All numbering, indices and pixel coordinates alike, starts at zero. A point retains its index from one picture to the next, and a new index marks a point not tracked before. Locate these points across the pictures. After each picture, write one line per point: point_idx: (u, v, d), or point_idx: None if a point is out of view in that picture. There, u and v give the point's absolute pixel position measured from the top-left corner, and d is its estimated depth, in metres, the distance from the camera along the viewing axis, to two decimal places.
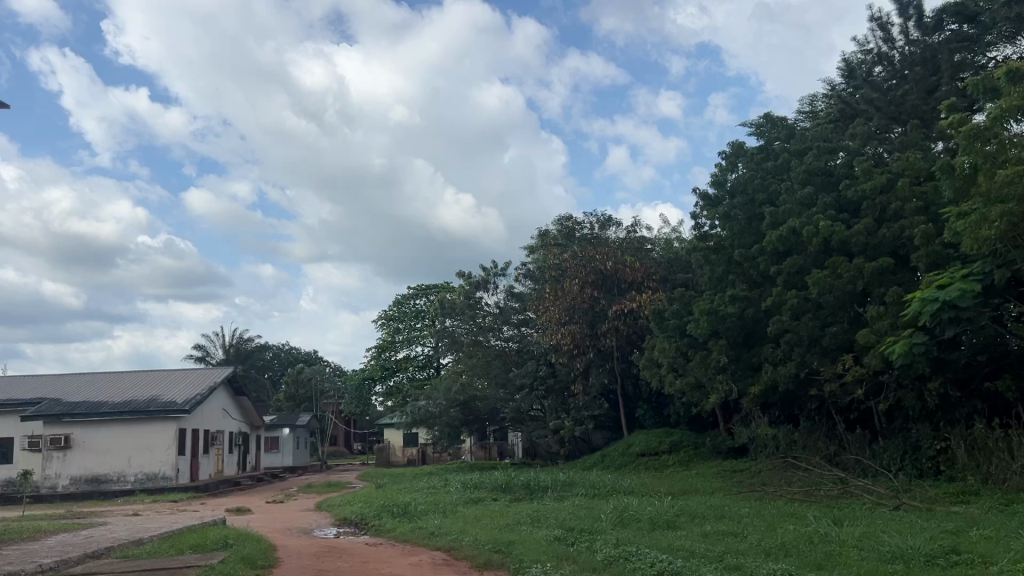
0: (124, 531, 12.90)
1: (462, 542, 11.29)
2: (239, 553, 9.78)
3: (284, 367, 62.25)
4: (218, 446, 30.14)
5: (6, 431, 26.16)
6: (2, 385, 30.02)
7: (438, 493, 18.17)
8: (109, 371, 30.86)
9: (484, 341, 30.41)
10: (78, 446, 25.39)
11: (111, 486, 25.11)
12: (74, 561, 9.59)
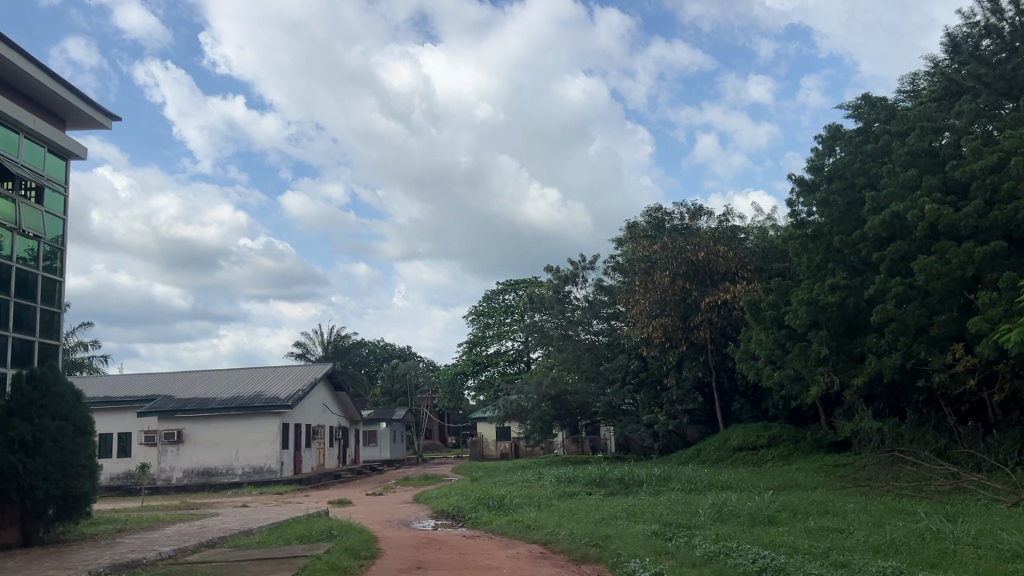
0: (234, 521, 13.47)
1: (558, 536, 11.30)
2: (343, 544, 10.08)
3: (380, 362, 63.63)
4: (319, 440, 31.12)
5: (124, 426, 27.64)
6: (120, 382, 31.74)
7: (532, 486, 18.27)
8: (216, 369, 32.24)
9: (574, 334, 30.50)
10: (190, 440, 26.61)
11: (221, 479, 26.22)
12: (191, 550, 10.08)
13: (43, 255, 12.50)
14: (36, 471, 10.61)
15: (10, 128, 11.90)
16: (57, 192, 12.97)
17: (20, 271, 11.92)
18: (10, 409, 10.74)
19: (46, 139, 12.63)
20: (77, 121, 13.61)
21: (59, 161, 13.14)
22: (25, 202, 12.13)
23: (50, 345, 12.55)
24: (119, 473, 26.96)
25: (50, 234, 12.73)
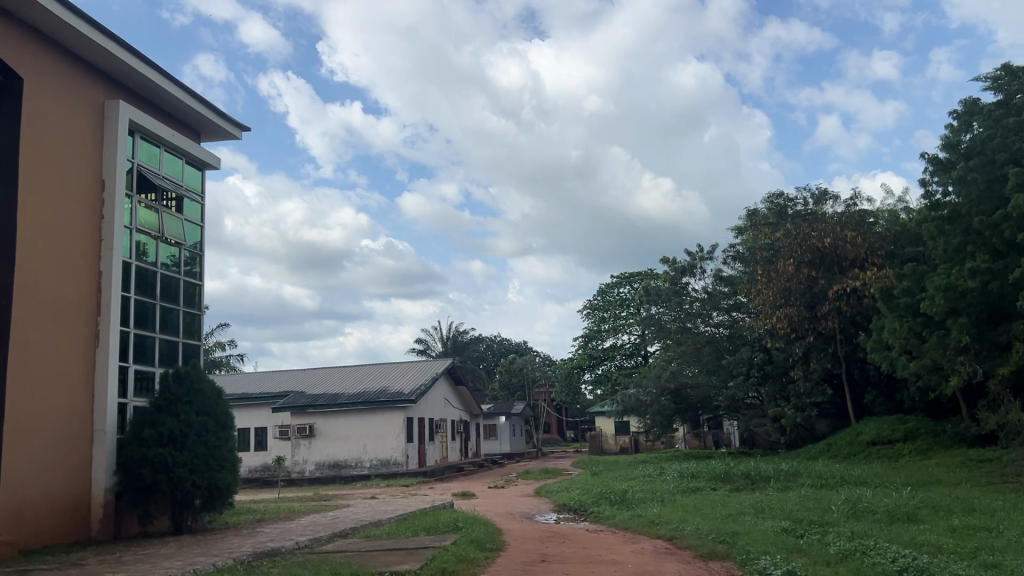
0: (365, 512, 13.95)
1: (684, 531, 11.13)
2: (469, 536, 10.25)
3: (497, 357, 64.31)
4: (442, 433, 31.82)
5: (260, 421, 29.15)
6: (257, 379, 33.47)
7: (656, 481, 18.06)
8: (343, 366, 33.52)
9: (693, 327, 29.85)
10: (320, 434, 27.78)
11: (350, 471, 27.18)
12: (326, 539, 10.53)
13: (184, 261, 13.29)
14: (184, 464, 11.25)
15: (152, 142, 12.72)
16: (195, 201, 13.76)
17: (164, 275, 12.73)
18: (159, 405, 11.51)
19: (184, 152, 13.44)
20: (212, 133, 14.43)
21: (196, 171, 13.94)
22: (167, 211, 12.94)
23: (193, 344, 13.36)
24: (257, 466, 28.42)
25: (190, 241, 13.51)
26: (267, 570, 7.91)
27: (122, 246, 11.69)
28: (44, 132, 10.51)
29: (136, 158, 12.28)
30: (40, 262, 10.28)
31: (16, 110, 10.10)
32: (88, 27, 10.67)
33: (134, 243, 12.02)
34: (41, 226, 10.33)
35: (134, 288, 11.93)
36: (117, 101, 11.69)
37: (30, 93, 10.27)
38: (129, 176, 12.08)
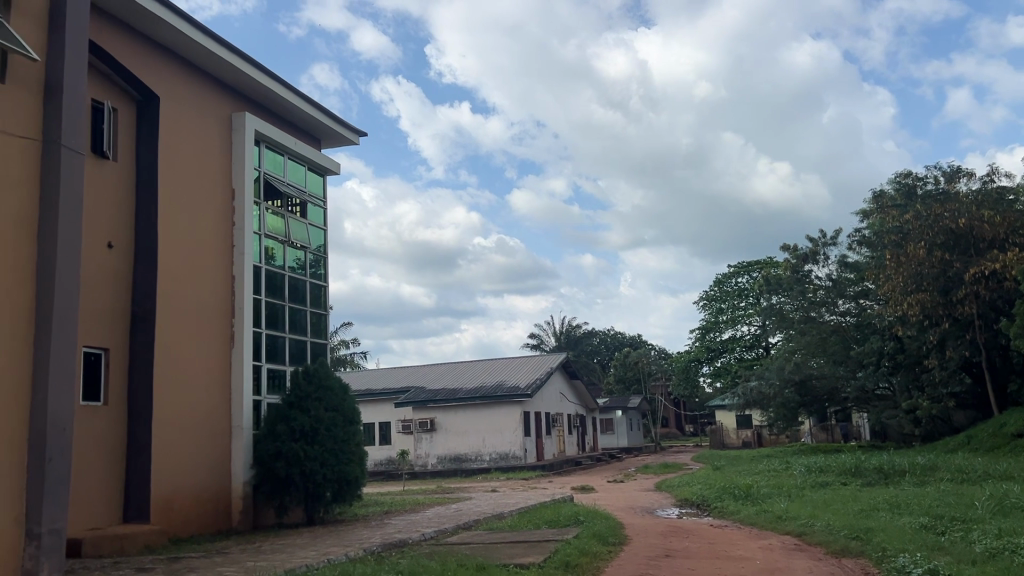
0: (487, 505, 14.16)
1: (814, 527, 10.74)
2: (591, 530, 10.23)
3: (612, 351, 63.91)
4: (559, 427, 31.95)
5: (384, 415, 30.07)
6: (380, 376, 34.54)
7: (782, 475, 17.51)
8: (460, 361, 34.14)
9: (817, 316, 28.84)
10: (441, 428, 28.40)
11: (471, 465, 27.64)
12: (451, 531, 10.77)
13: (309, 263, 13.85)
14: (316, 457, 11.72)
15: (276, 151, 13.30)
16: (318, 206, 14.31)
17: (292, 278, 13.32)
18: (291, 401, 12.04)
19: (306, 159, 14.01)
20: (331, 139, 14.96)
21: (318, 177, 14.50)
22: (292, 216, 13.52)
23: (321, 344, 13.91)
24: (382, 459, 29.38)
25: (314, 243, 14.07)
26: (396, 560, 8.15)
27: (253, 251, 12.30)
28: (179, 146, 11.16)
29: (263, 167, 12.88)
30: (180, 268, 10.93)
31: (153, 126, 10.76)
32: (215, 44, 11.26)
33: (263, 248, 12.62)
34: (179, 235, 10.98)
35: (265, 291, 12.53)
36: (244, 113, 12.31)
37: (165, 109, 10.92)
38: (256, 184, 12.69)
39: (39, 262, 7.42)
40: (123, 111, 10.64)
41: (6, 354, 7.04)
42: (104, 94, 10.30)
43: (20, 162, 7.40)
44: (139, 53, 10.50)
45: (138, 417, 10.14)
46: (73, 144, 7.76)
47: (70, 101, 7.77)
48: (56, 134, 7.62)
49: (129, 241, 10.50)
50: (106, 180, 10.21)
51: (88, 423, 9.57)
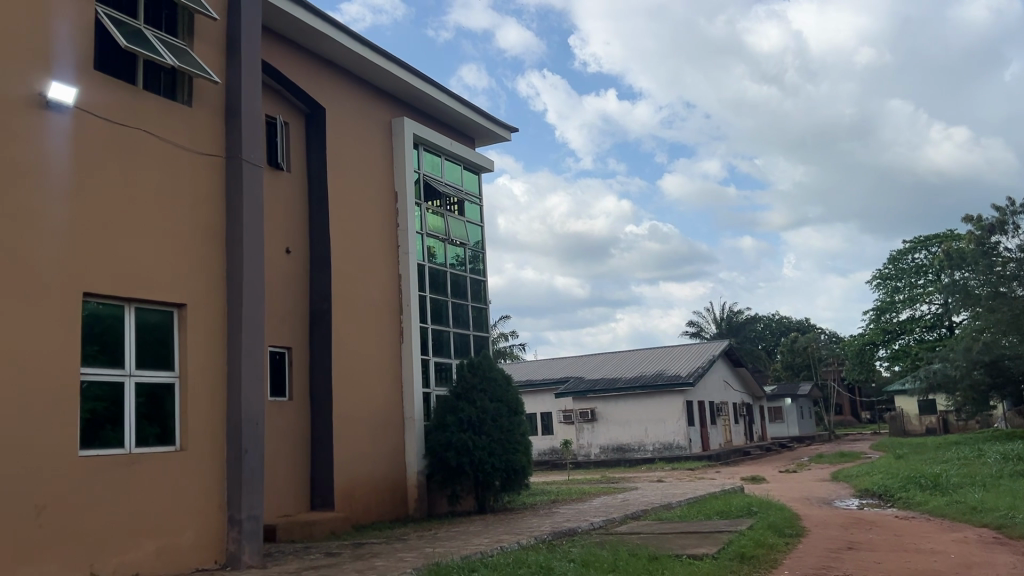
0: (655, 495, 14.02)
1: (1015, 520, 9.89)
2: (765, 521, 9.91)
3: (778, 336, 61.45)
4: (724, 416, 31.16)
5: (546, 406, 30.43)
6: (540, 367, 34.98)
7: (974, 464, 16.23)
8: (619, 351, 33.99)
9: (1008, 292, 25.85)
10: (603, 418, 28.40)
11: (635, 454, 27.46)
12: (619, 521, 10.76)
13: (468, 259, 14.21)
14: (483, 447, 12.00)
15: (434, 153, 13.73)
16: (474, 203, 14.65)
17: (453, 274, 13.72)
18: (458, 393, 12.42)
19: (462, 159, 14.38)
20: (485, 138, 15.28)
21: (473, 175, 14.84)
22: (451, 215, 13.93)
23: (483, 337, 14.27)
24: (545, 449, 29.80)
25: (472, 240, 14.42)
26: (568, 549, 8.23)
27: (416, 250, 12.78)
28: (345, 154, 11.75)
29: (422, 168, 13.32)
30: (352, 269, 11.54)
31: (320, 137, 11.39)
32: (374, 55, 11.77)
33: (425, 246, 13.07)
34: (350, 239, 11.58)
35: (429, 288, 12.98)
36: (402, 118, 12.79)
37: (331, 120, 11.52)
38: (417, 185, 13.14)
39: (228, 269, 8.05)
40: (294, 125, 11.34)
41: (205, 355, 7.69)
42: (277, 109, 11.04)
43: (208, 178, 8.04)
44: (306, 69, 11.13)
45: (319, 411, 10.79)
46: (253, 157, 8.34)
47: (247, 117, 8.35)
48: (238, 149, 8.22)
49: (304, 246, 11.20)
50: (282, 191, 10.92)
51: (277, 417, 10.28)
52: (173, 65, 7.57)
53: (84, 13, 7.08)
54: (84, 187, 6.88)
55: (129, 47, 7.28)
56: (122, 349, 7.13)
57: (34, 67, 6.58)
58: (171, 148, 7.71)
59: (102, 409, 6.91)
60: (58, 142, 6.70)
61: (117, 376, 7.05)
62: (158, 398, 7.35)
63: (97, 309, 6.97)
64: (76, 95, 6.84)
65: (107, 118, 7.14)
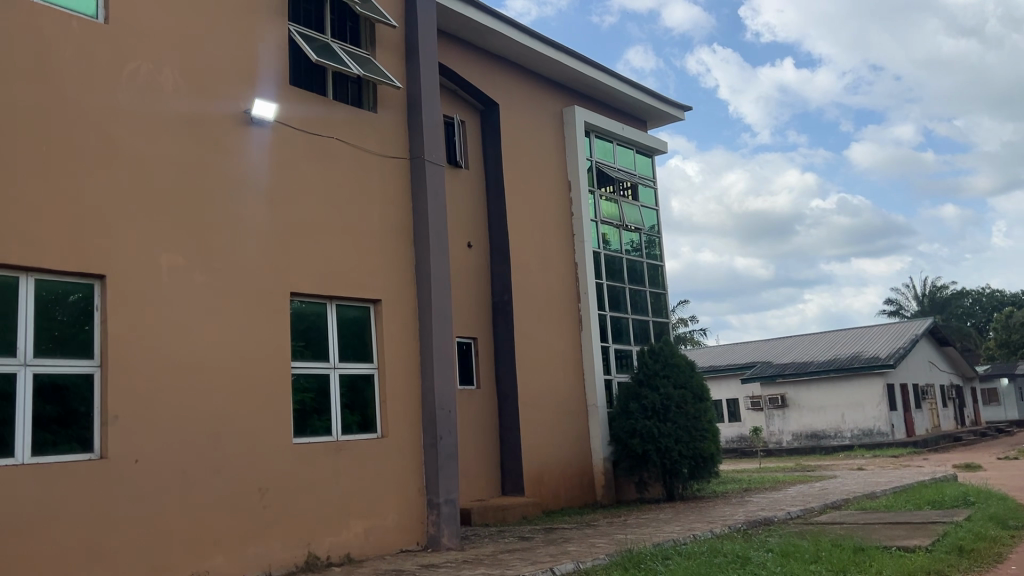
0: (856, 484, 13.27)
1: None
2: (986, 512, 9.10)
3: (991, 312, 56.20)
4: (931, 400, 28.95)
5: (732, 392, 29.62)
6: (725, 351, 34.06)
7: None
8: (809, 334, 32.43)
9: None
10: (794, 404, 27.25)
11: (831, 442, 26.09)
12: (818, 510, 10.27)
13: (645, 244, 14.06)
14: (670, 434, 11.81)
15: (606, 139, 13.68)
16: (648, 186, 14.47)
17: (630, 261, 13.63)
18: (641, 379, 12.34)
19: (635, 143, 14.23)
20: (657, 119, 15.02)
21: (647, 159, 14.65)
22: (625, 200, 13.84)
23: (662, 323, 14.09)
24: (732, 436, 29.05)
25: (648, 224, 14.26)
26: (765, 538, 7.96)
27: (592, 238, 12.81)
28: (520, 147, 11.96)
29: (594, 155, 13.31)
30: (531, 260, 11.74)
31: (495, 133, 11.65)
32: (544, 46, 11.85)
33: (600, 233, 13.07)
34: (528, 230, 11.78)
35: (606, 275, 12.97)
36: (573, 107, 12.83)
37: (505, 115, 11.76)
38: (590, 173, 13.16)
39: (416, 265, 8.43)
40: (470, 122, 11.67)
41: (399, 348, 8.10)
42: (453, 108, 11.41)
43: (392, 177, 8.44)
44: (479, 68, 11.42)
45: (506, 398, 11.09)
46: (435, 157, 8.67)
47: (427, 117, 8.69)
48: (420, 149, 8.57)
49: (484, 240, 11.52)
50: (462, 188, 11.29)
51: (467, 405, 10.66)
52: (359, 75, 7.99)
53: (280, 33, 7.61)
54: (283, 195, 7.39)
55: (319, 61, 7.75)
56: (326, 343, 7.65)
57: (239, 87, 7.17)
58: (360, 154, 8.16)
59: (309, 399, 7.42)
60: (261, 155, 7.26)
61: (322, 369, 7.57)
62: (359, 388, 7.82)
63: (301, 307, 7.50)
64: (276, 109, 7.38)
65: (303, 130, 7.66)
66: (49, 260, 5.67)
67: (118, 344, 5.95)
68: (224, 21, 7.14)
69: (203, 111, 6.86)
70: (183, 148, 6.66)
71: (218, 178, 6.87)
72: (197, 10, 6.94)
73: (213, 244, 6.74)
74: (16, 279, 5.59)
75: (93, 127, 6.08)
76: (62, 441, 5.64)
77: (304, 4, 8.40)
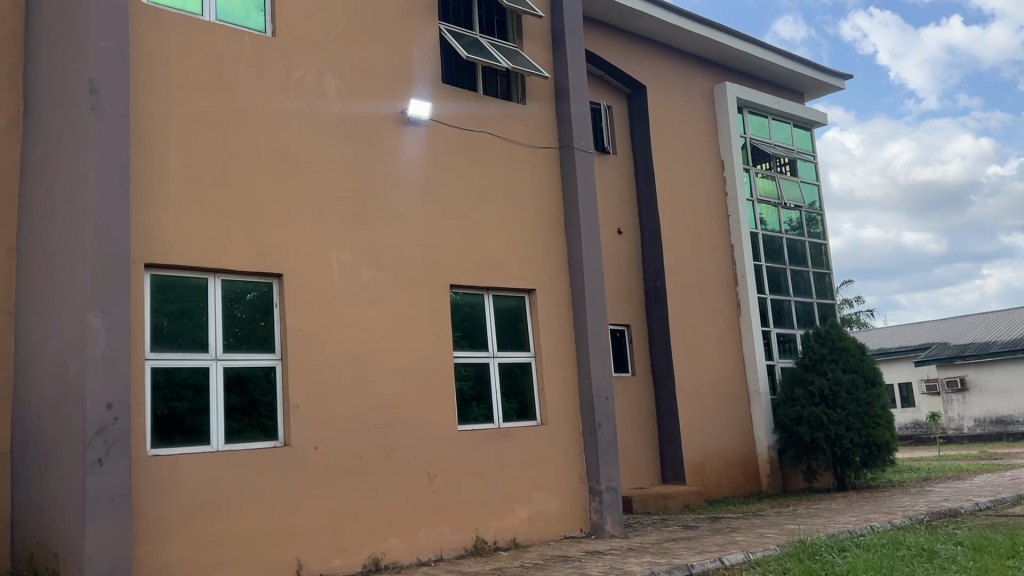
0: None
1: None
2: None
3: None
4: None
5: (905, 375, 27.91)
6: (897, 333, 32.09)
7: None
8: (991, 312, 30.01)
9: None
10: (975, 387, 25.33)
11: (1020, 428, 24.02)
12: (1012, 502, 9.47)
13: (805, 222, 13.45)
14: (839, 421, 11.25)
15: (761, 115, 13.18)
16: (808, 160, 13.82)
17: (790, 240, 13.08)
18: (806, 364, 11.82)
19: (792, 116, 13.62)
20: (815, 90, 14.31)
21: (805, 132, 14.00)
22: (783, 177, 13.29)
23: (827, 304, 13.45)
24: (907, 423, 27.39)
25: (808, 200, 13.63)
26: (952, 530, 7.43)
27: (748, 218, 12.38)
28: (670, 129, 11.72)
29: (748, 132, 12.85)
30: (685, 244, 11.50)
31: (644, 116, 11.48)
32: (692, 24, 11.54)
33: (757, 213, 12.61)
34: (680, 214, 11.55)
35: (764, 256, 12.52)
36: (724, 83, 12.44)
37: (654, 97, 11.55)
38: (745, 151, 12.72)
39: (569, 253, 8.45)
40: (617, 107, 11.56)
41: (556, 337, 8.16)
42: (600, 94, 11.35)
43: (543, 167, 8.50)
44: (626, 51, 11.27)
45: (663, 386, 10.95)
46: (584, 144, 8.64)
47: (576, 105, 8.67)
48: (570, 137, 8.57)
49: (635, 226, 11.41)
50: (612, 174, 11.21)
51: (624, 393, 10.60)
52: (507, 67, 8.08)
53: (432, 33, 7.81)
54: (439, 190, 7.59)
55: (470, 56, 7.89)
56: (484, 333, 7.81)
57: (396, 89, 7.42)
58: (511, 146, 8.25)
59: (469, 387, 7.58)
60: (418, 153, 7.49)
61: (482, 358, 7.73)
62: (516, 377, 7.92)
63: (457, 298, 7.67)
64: (430, 108, 7.59)
65: (455, 126, 7.84)
66: (233, 261, 6.11)
67: (297, 337, 6.33)
68: (381, 25, 7.41)
69: (364, 113, 7.16)
70: (347, 150, 6.98)
71: (379, 177, 7.15)
72: (354, 17, 7.23)
73: (377, 241, 7.02)
74: (205, 279, 6.04)
75: (267, 135, 6.48)
76: (249, 429, 6.05)
77: (453, 2, 8.58)
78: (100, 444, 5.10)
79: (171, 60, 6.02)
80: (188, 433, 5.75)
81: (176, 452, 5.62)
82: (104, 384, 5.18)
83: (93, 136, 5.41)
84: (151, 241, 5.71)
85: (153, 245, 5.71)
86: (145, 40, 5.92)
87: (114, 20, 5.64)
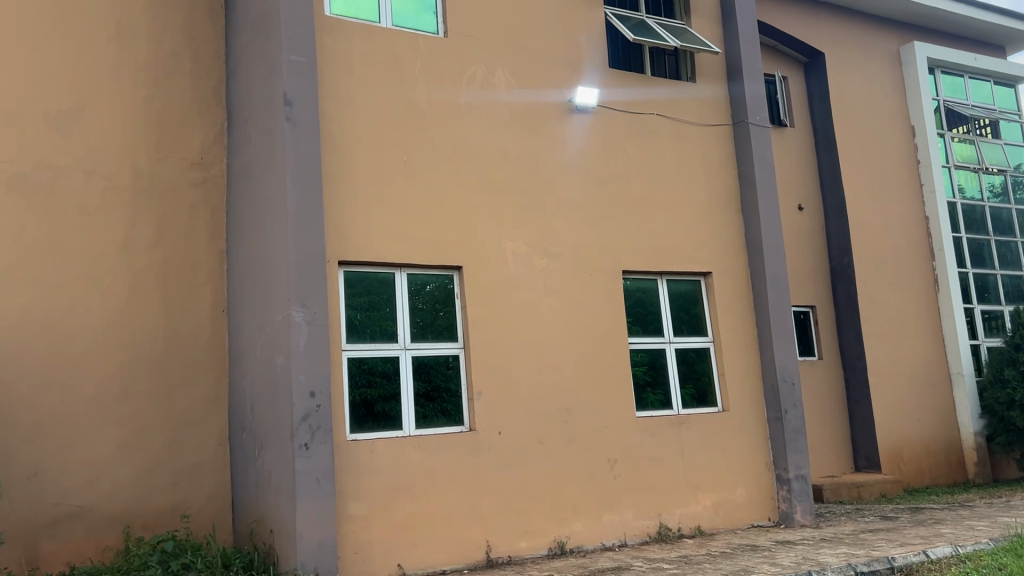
0: None
1: None
2: None
3: None
4: None
5: None
6: None
7: None
8: None
9: None
10: None
11: None
12: None
13: (1012, 188, 12.27)
14: None
15: (955, 74, 12.15)
16: (1013, 120, 12.58)
17: (994, 208, 11.98)
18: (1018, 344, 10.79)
19: (992, 73, 12.45)
20: (1019, 42, 13.00)
21: (1008, 89, 12.76)
22: (983, 139, 12.19)
23: None
24: None
25: (1014, 164, 12.42)
26: None
27: (944, 186, 11.46)
28: (852, 97, 11.05)
29: (941, 94, 11.88)
30: (872, 218, 10.81)
31: (822, 86, 10.89)
32: None
33: (954, 181, 11.66)
34: (866, 186, 10.87)
35: (964, 227, 11.55)
36: (912, 43, 11.55)
37: (833, 65, 10.92)
38: (938, 114, 11.78)
39: (746, 234, 8.18)
40: (793, 78, 11.04)
41: (736, 321, 7.93)
42: (774, 66, 10.88)
43: (717, 146, 8.26)
44: (801, 18, 10.72)
45: (852, 369, 10.38)
46: (759, 119, 8.32)
47: (749, 79, 8.36)
48: (743, 114, 8.28)
49: (816, 202, 10.87)
50: (788, 149, 10.74)
51: (810, 377, 10.16)
52: (676, 46, 7.90)
53: (598, 19, 7.78)
54: (610, 176, 7.58)
55: (637, 39, 7.80)
56: (659, 319, 7.71)
57: (565, 77, 7.46)
58: (682, 126, 8.09)
59: (644, 373, 7.49)
60: (588, 140, 7.50)
61: (658, 344, 7.64)
62: (693, 362, 7.77)
63: (630, 284, 7.62)
64: (599, 94, 7.58)
65: (624, 111, 7.79)
66: (417, 255, 6.38)
67: (478, 327, 6.53)
68: (547, 16, 7.47)
69: (535, 105, 7.25)
70: (520, 142, 7.11)
71: (551, 167, 7.23)
72: (522, 11, 7.33)
73: (551, 230, 7.11)
74: (391, 274, 6.36)
75: (443, 133, 6.71)
76: (436, 416, 6.31)
77: None
78: (306, 430, 5.50)
79: (354, 68, 6.37)
80: (382, 419, 6.08)
81: (372, 437, 5.97)
82: (308, 374, 5.58)
83: (289, 143, 5.82)
84: (342, 239, 6.08)
85: (345, 243, 6.08)
86: (331, 51, 6.29)
87: (303, 34, 6.03)
